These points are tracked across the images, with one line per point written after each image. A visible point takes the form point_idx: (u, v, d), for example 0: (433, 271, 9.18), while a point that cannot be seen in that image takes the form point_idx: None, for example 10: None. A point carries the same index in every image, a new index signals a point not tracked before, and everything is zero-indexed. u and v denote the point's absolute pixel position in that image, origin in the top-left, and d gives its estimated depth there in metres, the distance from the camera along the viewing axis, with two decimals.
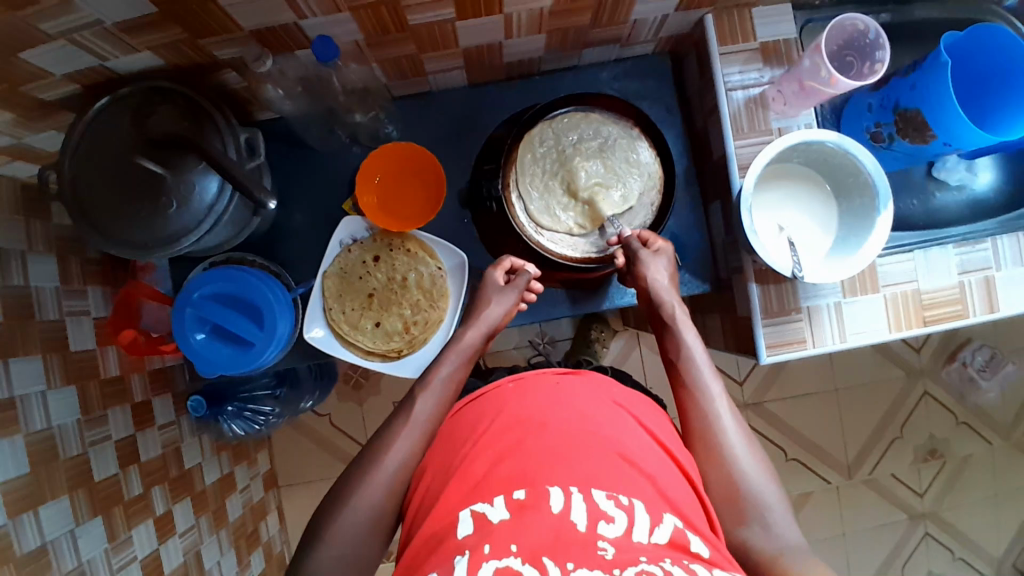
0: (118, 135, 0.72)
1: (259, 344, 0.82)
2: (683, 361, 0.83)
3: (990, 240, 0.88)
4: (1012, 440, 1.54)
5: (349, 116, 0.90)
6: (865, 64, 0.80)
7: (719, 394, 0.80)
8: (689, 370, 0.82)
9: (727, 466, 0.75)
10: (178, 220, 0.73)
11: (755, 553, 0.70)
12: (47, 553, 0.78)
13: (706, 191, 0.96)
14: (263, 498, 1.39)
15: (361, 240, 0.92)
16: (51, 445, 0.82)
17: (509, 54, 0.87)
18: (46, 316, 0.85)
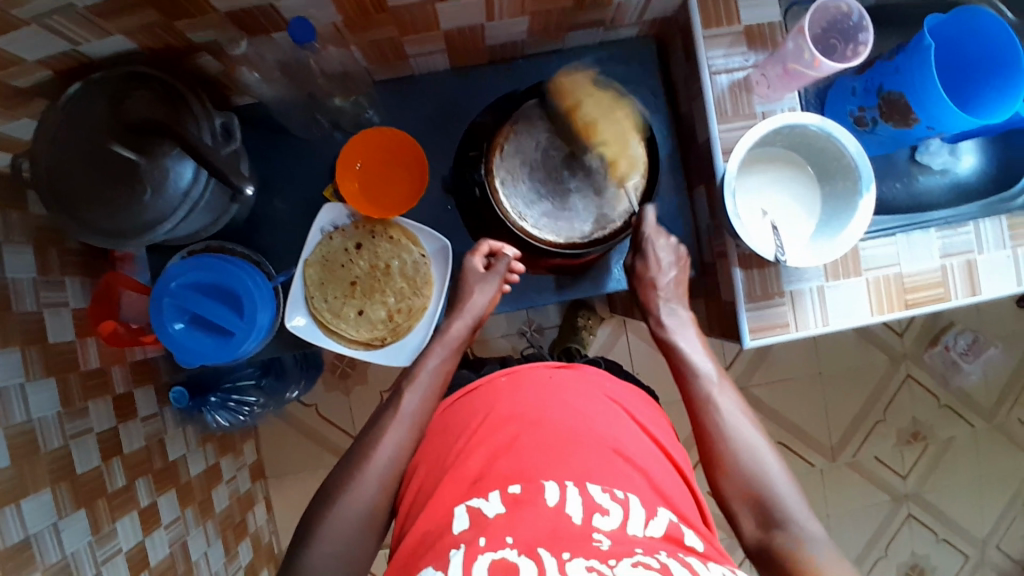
0: (93, 122, 0.70)
1: (240, 333, 0.81)
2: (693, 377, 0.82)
3: (973, 224, 0.88)
4: (994, 422, 1.56)
5: (330, 102, 0.87)
6: (849, 47, 0.79)
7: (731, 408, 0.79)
8: (691, 377, 0.82)
9: (739, 470, 0.73)
10: (154, 208, 0.72)
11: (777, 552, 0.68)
12: (29, 547, 0.77)
13: (692, 176, 0.95)
14: (251, 489, 1.39)
15: (343, 227, 0.90)
16: (32, 438, 0.81)
17: (491, 37, 0.86)
18: (23, 308, 0.84)
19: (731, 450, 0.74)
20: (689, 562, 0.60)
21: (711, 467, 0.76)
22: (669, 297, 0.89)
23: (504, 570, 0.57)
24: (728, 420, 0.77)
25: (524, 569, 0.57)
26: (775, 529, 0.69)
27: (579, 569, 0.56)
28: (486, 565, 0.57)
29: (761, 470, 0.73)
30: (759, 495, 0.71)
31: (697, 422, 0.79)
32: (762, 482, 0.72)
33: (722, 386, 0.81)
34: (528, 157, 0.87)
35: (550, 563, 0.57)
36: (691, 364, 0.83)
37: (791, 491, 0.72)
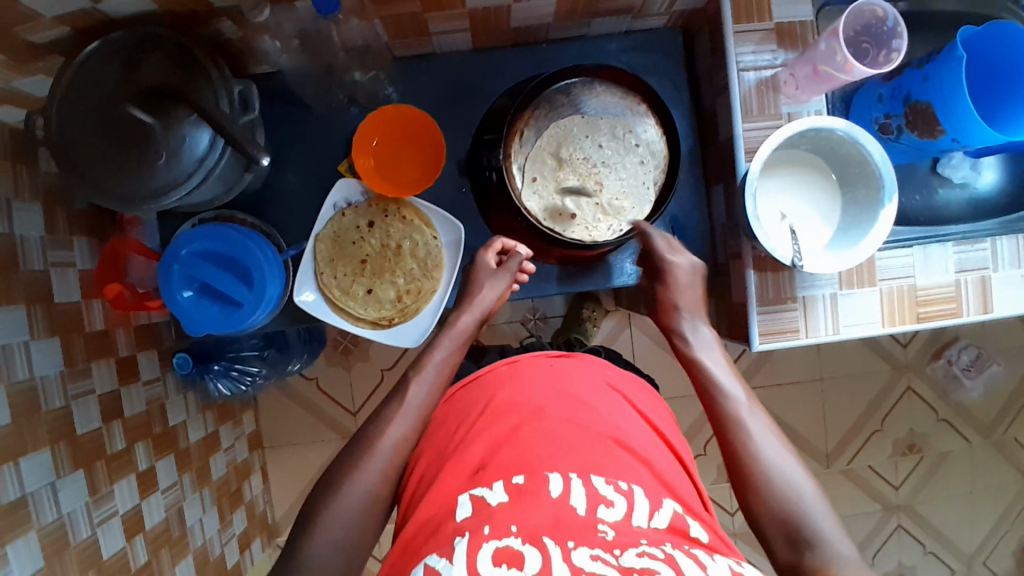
0: (107, 84, 0.69)
1: (248, 305, 0.81)
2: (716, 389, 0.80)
3: (990, 241, 0.87)
4: (991, 439, 1.56)
5: (348, 75, 0.88)
6: (881, 53, 0.78)
7: (757, 421, 0.76)
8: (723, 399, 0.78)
9: (768, 491, 0.69)
10: (168, 173, 0.71)
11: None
12: (26, 504, 0.78)
13: (710, 174, 0.94)
14: (248, 459, 1.40)
15: (356, 205, 0.90)
16: (34, 396, 0.81)
17: (517, 18, 0.84)
18: (31, 266, 0.84)
19: (759, 468, 0.71)
20: (694, 552, 0.60)
21: (737, 484, 0.72)
22: (692, 318, 0.87)
23: (509, 557, 0.57)
24: (757, 438, 0.74)
25: (530, 558, 0.57)
26: (805, 549, 0.65)
27: (584, 559, 0.57)
28: (491, 554, 0.58)
29: (793, 489, 0.69)
30: (791, 517, 0.67)
31: (720, 435, 0.76)
32: (794, 503, 0.68)
33: (750, 404, 0.78)
34: (549, 148, 0.86)
35: (556, 552, 0.58)
36: (714, 380, 0.81)
37: (828, 515, 0.67)
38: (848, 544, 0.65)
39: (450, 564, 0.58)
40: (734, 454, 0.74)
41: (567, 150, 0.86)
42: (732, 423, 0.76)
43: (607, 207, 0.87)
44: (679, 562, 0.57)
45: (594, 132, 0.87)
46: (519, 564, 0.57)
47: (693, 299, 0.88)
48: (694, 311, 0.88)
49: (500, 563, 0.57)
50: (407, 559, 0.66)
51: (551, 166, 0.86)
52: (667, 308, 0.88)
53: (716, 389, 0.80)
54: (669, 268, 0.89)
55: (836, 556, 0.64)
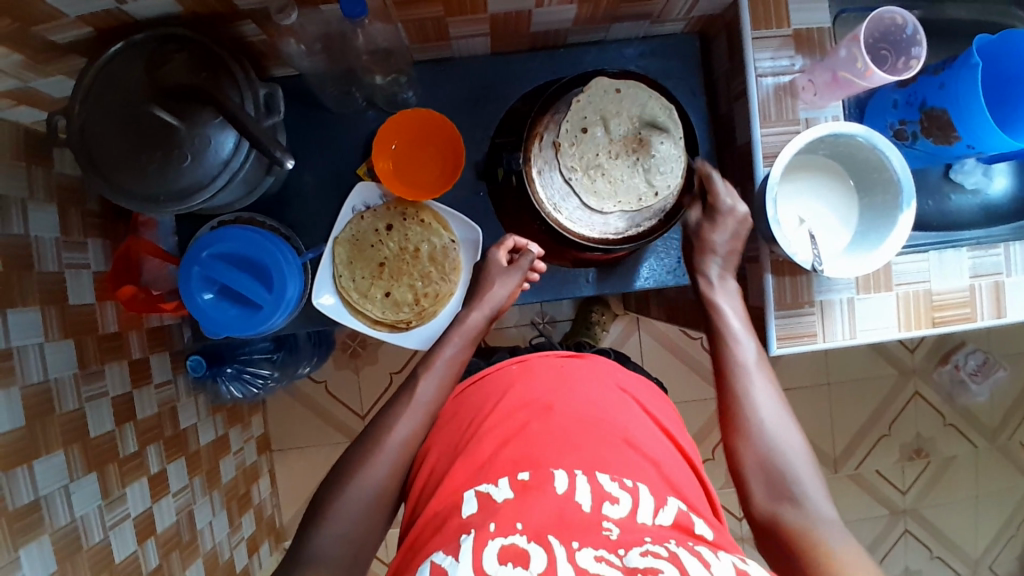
0: (134, 83, 0.70)
1: (266, 308, 0.81)
2: (724, 338, 0.82)
3: (1003, 246, 0.88)
4: (998, 444, 1.57)
5: (368, 78, 0.87)
6: (900, 59, 0.79)
7: (760, 375, 0.79)
8: (729, 348, 0.81)
9: (760, 444, 0.73)
10: (191, 175, 0.71)
11: (784, 527, 0.68)
12: (40, 508, 0.77)
13: (726, 178, 0.95)
14: (256, 462, 1.39)
15: (374, 207, 0.91)
16: (47, 398, 0.81)
17: (536, 23, 0.85)
18: (45, 267, 0.83)
19: (755, 422, 0.75)
20: (699, 550, 0.58)
21: (729, 436, 0.76)
22: (724, 260, 0.86)
23: (515, 556, 0.57)
24: (757, 388, 0.77)
25: (535, 556, 0.57)
26: (786, 504, 0.69)
27: (589, 560, 0.56)
28: (496, 552, 0.57)
29: (783, 450, 0.73)
30: (778, 471, 0.71)
31: (725, 386, 0.79)
32: (782, 458, 0.72)
33: (756, 361, 0.80)
34: (592, 129, 0.84)
35: (560, 552, 0.57)
36: (726, 327, 0.82)
37: (809, 470, 0.72)
38: (828, 503, 0.68)
39: (456, 562, 0.58)
40: (737, 408, 0.77)
41: (609, 135, 0.85)
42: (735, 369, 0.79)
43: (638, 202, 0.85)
44: (683, 561, 0.55)
45: (643, 119, 0.85)
46: (525, 562, 0.56)
47: (728, 242, 0.85)
48: (727, 263, 0.86)
49: (506, 562, 0.56)
50: (414, 554, 0.66)
51: (590, 149, 0.84)
52: (702, 249, 0.86)
53: (727, 336, 0.82)
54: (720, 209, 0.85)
55: (814, 515, 0.67)
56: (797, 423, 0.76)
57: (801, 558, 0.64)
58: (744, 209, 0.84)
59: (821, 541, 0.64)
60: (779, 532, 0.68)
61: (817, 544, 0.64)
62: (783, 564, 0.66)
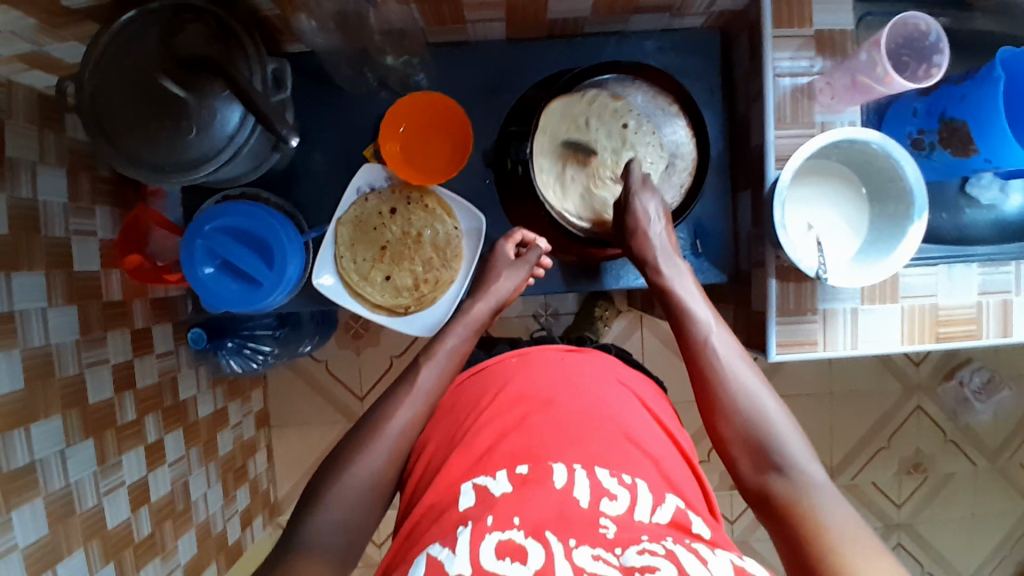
0: (144, 52, 0.70)
1: (268, 284, 0.82)
2: (684, 315, 0.81)
3: (1014, 264, 0.86)
4: (998, 464, 1.55)
5: (381, 59, 0.86)
6: (921, 67, 0.77)
7: (724, 344, 0.77)
8: (691, 327, 0.79)
9: (734, 416, 0.73)
10: (197, 147, 0.71)
11: (774, 496, 0.67)
12: (35, 470, 0.78)
13: (738, 179, 0.93)
14: (253, 436, 1.40)
15: (380, 189, 0.90)
16: (48, 362, 0.81)
17: (554, 11, 0.84)
18: (52, 233, 0.84)
19: (727, 393, 0.74)
20: (695, 547, 0.58)
21: (707, 415, 0.75)
22: (665, 249, 0.84)
23: (512, 551, 0.56)
24: (721, 355, 0.76)
25: (532, 553, 0.56)
26: (772, 473, 0.69)
27: (586, 558, 0.56)
28: (494, 546, 0.57)
29: (761, 415, 0.72)
30: (760, 441, 0.71)
31: (693, 364, 0.78)
32: (761, 426, 0.71)
33: (721, 330, 0.79)
34: (627, 113, 0.88)
35: (558, 548, 0.57)
36: (687, 309, 0.81)
37: (796, 441, 0.70)
38: (815, 466, 0.68)
39: (453, 555, 0.57)
40: (710, 387, 0.75)
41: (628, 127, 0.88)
42: (699, 344, 0.78)
43: (593, 205, 0.90)
44: (680, 558, 0.55)
45: (645, 150, 0.89)
46: (523, 559, 0.56)
47: (663, 232, 0.84)
48: (665, 245, 0.85)
49: (504, 557, 0.56)
50: (411, 544, 0.66)
51: (604, 127, 0.88)
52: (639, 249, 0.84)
53: (686, 316, 0.80)
54: (635, 207, 0.84)
55: (801, 479, 0.67)
56: (770, 387, 0.75)
57: (791, 527, 0.63)
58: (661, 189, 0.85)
59: (811, 503, 0.64)
60: (768, 503, 0.67)
61: (807, 508, 0.63)
62: (776, 534, 0.65)
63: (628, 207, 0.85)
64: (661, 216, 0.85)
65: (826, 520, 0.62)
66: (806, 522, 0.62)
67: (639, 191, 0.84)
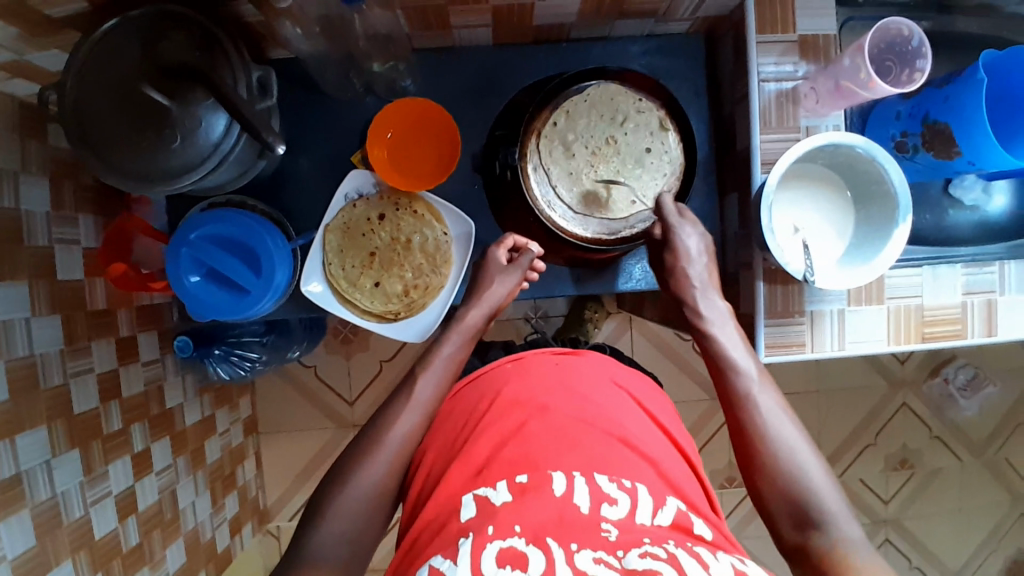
0: (127, 60, 0.69)
1: (255, 292, 0.81)
2: (726, 365, 0.79)
3: (998, 265, 0.88)
4: (983, 459, 1.58)
5: (368, 64, 0.86)
6: (905, 71, 0.78)
7: (767, 397, 0.76)
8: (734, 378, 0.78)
9: (778, 475, 0.71)
10: (182, 156, 0.70)
11: (814, 555, 0.66)
12: (21, 482, 0.77)
13: (725, 182, 0.94)
14: (242, 443, 1.39)
15: (367, 195, 0.90)
16: (33, 373, 0.80)
17: (541, 16, 0.84)
18: (35, 242, 0.83)
19: (770, 450, 0.72)
20: (697, 550, 0.59)
21: (748, 470, 0.73)
22: (704, 287, 0.84)
23: (513, 559, 0.57)
24: (764, 410, 0.75)
25: (534, 559, 0.57)
26: (812, 529, 0.67)
27: (587, 562, 0.57)
28: (495, 555, 0.57)
29: (801, 471, 0.70)
30: (800, 500, 0.69)
31: (735, 417, 0.76)
32: (804, 483, 0.70)
33: (763, 381, 0.78)
34: (626, 124, 0.86)
35: (559, 554, 0.57)
36: (729, 358, 0.79)
37: (836, 498, 0.69)
38: (854, 524, 0.67)
39: (455, 566, 0.58)
40: (749, 438, 0.74)
41: (624, 137, 0.86)
42: (740, 397, 0.76)
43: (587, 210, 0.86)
44: (681, 562, 0.56)
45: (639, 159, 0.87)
46: (523, 564, 0.56)
47: (702, 267, 0.85)
48: (707, 282, 0.84)
49: (504, 565, 0.56)
50: (414, 557, 0.66)
51: (601, 134, 0.86)
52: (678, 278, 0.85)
53: (728, 365, 0.79)
54: (675, 242, 0.85)
55: (841, 537, 0.66)
56: (811, 440, 0.74)
57: None
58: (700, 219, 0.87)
59: (854, 564, 0.63)
60: (809, 560, 0.66)
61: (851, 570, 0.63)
62: None
63: (669, 244, 0.85)
64: (704, 251, 0.86)
65: None
66: None
67: (679, 222, 0.85)
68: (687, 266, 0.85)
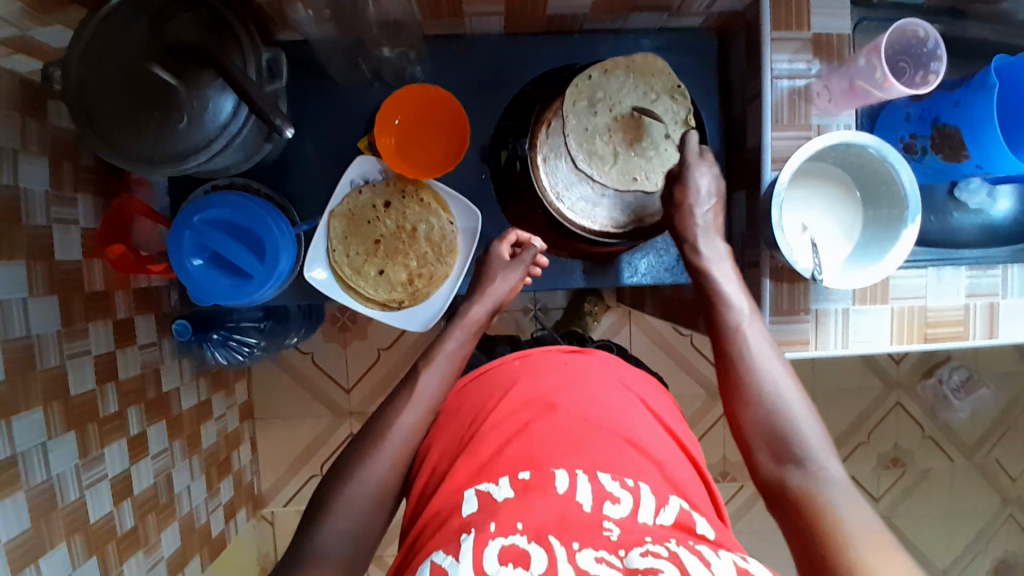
0: (134, 38, 0.67)
1: (258, 278, 0.80)
2: (719, 301, 0.79)
3: (1002, 268, 0.88)
4: (973, 460, 1.59)
5: (377, 50, 0.85)
6: (918, 74, 0.78)
7: (757, 335, 0.76)
8: (726, 314, 0.78)
9: (761, 407, 0.71)
10: (188, 137, 0.69)
11: (789, 487, 0.66)
12: (16, 465, 0.76)
13: (732, 180, 0.93)
14: (238, 429, 1.38)
15: (373, 181, 0.89)
16: (29, 354, 0.79)
17: (553, 6, 0.83)
18: (34, 222, 0.81)
19: (756, 384, 0.73)
20: (699, 549, 0.59)
21: (733, 404, 0.74)
22: (706, 228, 0.83)
23: (515, 557, 0.57)
24: (755, 345, 0.75)
25: (536, 558, 0.57)
26: (789, 463, 0.67)
27: (589, 561, 0.57)
28: (497, 552, 0.57)
29: (784, 408, 0.71)
30: (780, 432, 0.69)
31: (726, 352, 0.76)
32: (785, 419, 0.70)
33: (755, 319, 0.78)
34: (659, 97, 0.85)
35: (561, 553, 0.57)
36: (722, 293, 0.79)
37: (819, 438, 0.69)
38: (833, 461, 0.66)
39: (456, 563, 0.57)
40: (737, 374, 0.74)
41: (641, 123, 0.85)
42: (730, 332, 0.77)
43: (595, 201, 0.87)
44: (683, 561, 0.56)
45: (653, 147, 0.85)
46: (526, 563, 0.56)
47: (708, 208, 0.83)
48: (710, 221, 0.83)
49: (506, 563, 0.56)
50: (415, 552, 0.66)
51: (620, 117, 0.84)
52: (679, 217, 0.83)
53: (721, 300, 0.79)
54: (687, 180, 0.82)
55: (819, 472, 0.66)
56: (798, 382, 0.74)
57: (804, 517, 0.62)
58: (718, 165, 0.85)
59: (828, 499, 0.63)
60: (782, 494, 0.66)
61: (822, 502, 0.62)
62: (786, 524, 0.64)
63: (680, 178, 0.83)
64: (713, 194, 0.83)
65: (842, 513, 0.61)
66: (820, 514, 0.61)
67: (697, 161, 0.83)
68: (695, 205, 0.82)
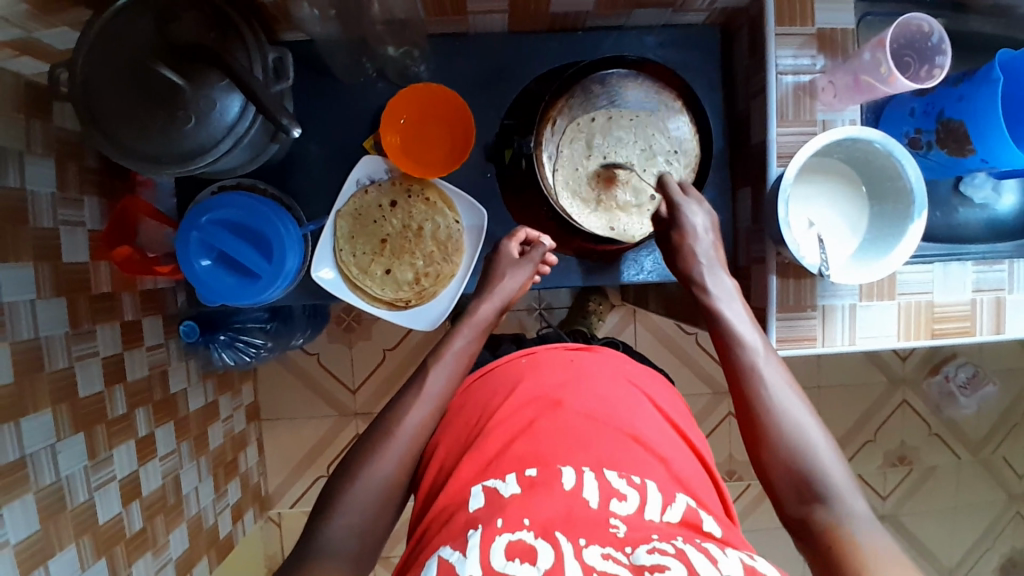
0: (141, 38, 0.68)
1: (266, 278, 0.81)
2: (732, 340, 0.77)
3: (1008, 262, 0.88)
4: (980, 456, 1.59)
5: (381, 49, 0.85)
6: (923, 67, 0.78)
7: (772, 371, 0.74)
8: (739, 353, 0.76)
9: (781, 448, 0.69)
10: (196, 137, 0.69)
11: (816, 529, 0.64)
12: (24, 466, 0.77)
13: (737, 176, 0.93)
14: (243, 430, 1.38)
15: (379, 181, 0.89)
16: (37, 356, 0.79)
17: (557, 3, 0.83)
18: (41, 223, 0.81)
19: (774, 423, 0.70)
20: (706, 547, 0.59)
21: (752, 444, 0.72)
22: (711, 264, 0.83)
23: (522, 553, 0.57)
24: (770, 383, 0.73)
25: (543, 554, 0.57)
26: (815, 504, 0.65)
27: (595, 558, 0.57)
28: (503, 548, 0.57)
29: (807, 447, 0.68)
30: (805, 472, 0.67)
31: (741, 392, 0.74)
32: (808, 458, 0.68)
33: (767, 355, 0.76)
34: (657, 159, 0.88)
35: (567, 549, 0.57)
36: (735, 332, 0.77)
37: (843, 475, 0.67)
38: (861, 500, 0.64)
39: (464, 559, 0.57)
40: (752, 412, 0.72)
41: (633, 125, 0.87)
42: (744, 369, 0.75)
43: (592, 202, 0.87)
44: (690, 558, 0.56)
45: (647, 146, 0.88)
46: (533, 559, 0.56)
47: (709, 243, 0.84)
48: (712, 255, 0.83)
49: (513, 558, 0.57)
50: (424, 546, 0.66)
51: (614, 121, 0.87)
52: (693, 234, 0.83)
53: (734, 341, 0.77)
54: (682, 222, 0.83)
55: (847, 512, 0.64)
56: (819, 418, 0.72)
57: (835, 560, 0.60)
58: (705, 195, 0.86)
59: (858, 539, 0.61)
60: (811, 534, 0.64)
61: (852, 543, 0.60)
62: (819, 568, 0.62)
63: (674, 220, 0.84)
64: (710, 228, 0.85)
65: (873, 554, 0.59)
66: (851, 556, 0.59)
67: (685, 197, 0.84)
68: (694, 242, 0.83)
